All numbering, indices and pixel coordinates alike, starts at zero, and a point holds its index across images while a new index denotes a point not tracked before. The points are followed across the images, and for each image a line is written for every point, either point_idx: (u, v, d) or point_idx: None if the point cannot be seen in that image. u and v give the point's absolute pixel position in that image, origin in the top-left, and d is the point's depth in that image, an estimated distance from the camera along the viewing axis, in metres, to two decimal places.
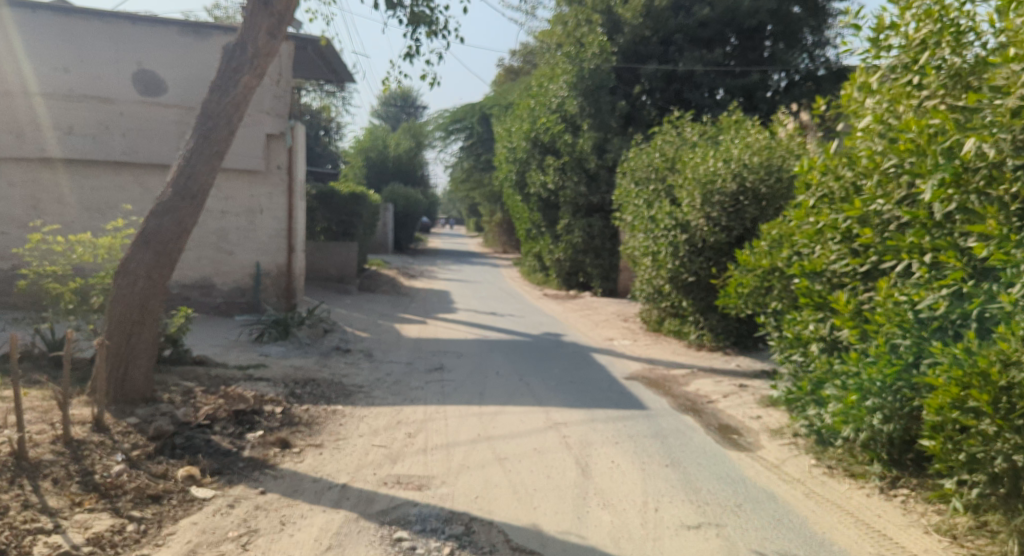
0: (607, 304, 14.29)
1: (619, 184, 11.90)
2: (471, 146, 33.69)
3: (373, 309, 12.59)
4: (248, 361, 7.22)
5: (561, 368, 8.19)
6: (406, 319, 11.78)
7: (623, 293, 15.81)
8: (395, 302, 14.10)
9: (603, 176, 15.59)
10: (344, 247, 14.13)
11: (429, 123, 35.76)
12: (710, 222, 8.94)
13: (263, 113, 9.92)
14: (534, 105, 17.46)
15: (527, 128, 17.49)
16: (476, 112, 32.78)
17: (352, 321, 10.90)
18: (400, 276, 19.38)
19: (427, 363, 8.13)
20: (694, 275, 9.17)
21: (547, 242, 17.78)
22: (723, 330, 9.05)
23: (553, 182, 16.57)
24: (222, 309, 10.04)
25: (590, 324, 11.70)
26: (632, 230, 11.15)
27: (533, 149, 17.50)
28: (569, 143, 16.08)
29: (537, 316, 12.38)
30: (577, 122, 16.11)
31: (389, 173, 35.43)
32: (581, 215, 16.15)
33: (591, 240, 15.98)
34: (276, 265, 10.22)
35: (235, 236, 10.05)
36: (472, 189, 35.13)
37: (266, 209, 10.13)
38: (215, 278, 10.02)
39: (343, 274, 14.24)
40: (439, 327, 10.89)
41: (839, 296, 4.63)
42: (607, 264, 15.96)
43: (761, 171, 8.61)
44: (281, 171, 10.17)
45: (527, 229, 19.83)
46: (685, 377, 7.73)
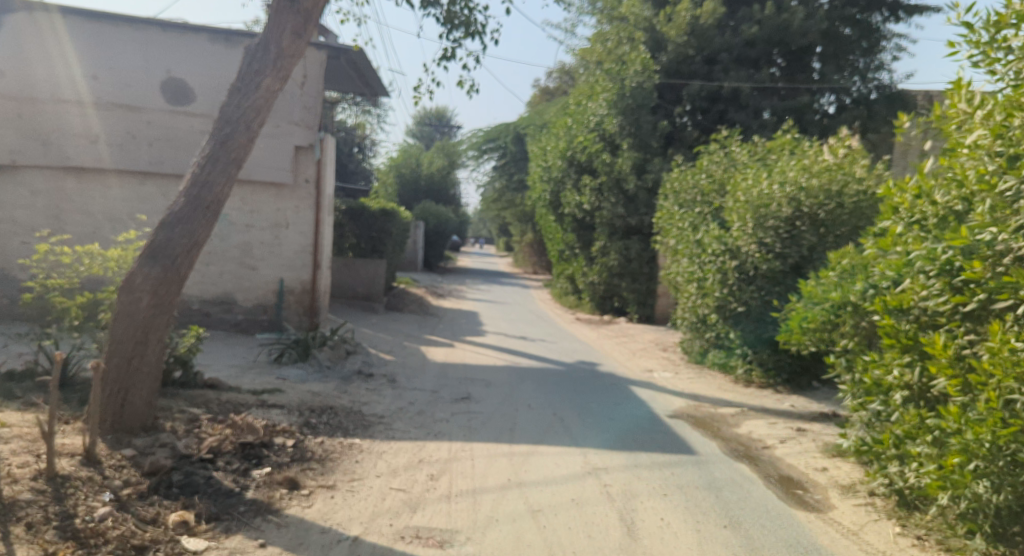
0: (644, 332, 13.62)
1: (662, 207, 11.33)
2: (505, 165, 33.36)
3: (399, 330, 12.11)
4: (263, 385, 6.76)
5: (598, 402, 7.58)
6: (433, 341, 11.28)
7: (660, 320, 15.11)
8: (423, 323, 13.60)
9: (642, 197, 15.00)
10: (372, 265, 13.72)
11: (463, 141, 35.56)
12: (762, 248, 8.32)
13: (292, 125, 9.57)
14: (571, 124, 17.01)
15: (564, 147, 17.01)
16: (510, 131, 32.49)
17: (376, 342, 10.43)
18: (429, 295, 18.95)
19: (454, 392, 7.59)
20: (743, 305, 8.53)
21: (581, 264, 17.20)
22: (774, 365, 8.38)
23: (589, 202, 16.02)
24: (242, 327, 9.65)
25: (627, 353, 11.07)
26: (674, 255, 10.54)
27: (569, 169, 17.00)
28: (607, 162, 15.54)
29: (570, 342, 11.77)
30: (616, 141, 15.59)
31: (421, 191, 35.28)
32: (617, 237, 15.56)
33: (627, 263, 15.36)
34: (300, 282, 9.81)
35: (259, 251, 9.69)
36: (504, 209, 34.75)
37: (292, 223, 9.74)
38: (237, 293, 9.65)
39: (370, 293, 13.82)
40: (468, 352, 10.37)
41: (934, 339, 4.00)
42: (644, 289, 15.31)
43: (820, 195, 7.98)
44: (309, 185, 9.77)
45: (561, 250, 19.27)
46: (735, 417, 7.07)
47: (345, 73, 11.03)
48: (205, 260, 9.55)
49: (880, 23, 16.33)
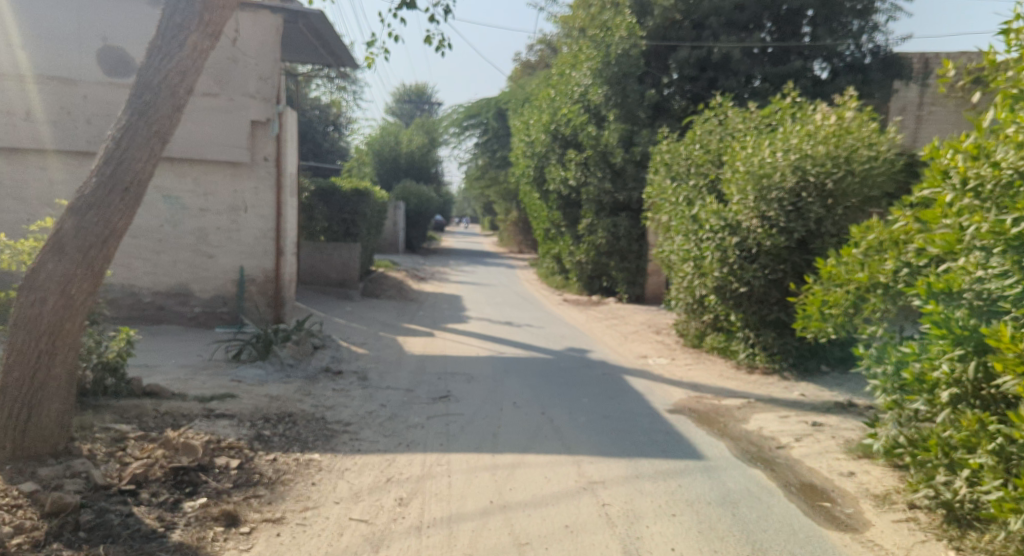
0: (636, 313, 12.95)
1: (652, 180, 10.58)
2: (487, 142, 32.47)
3: (376, 319, 11.35)
4: (213, 389, 6.00)
5: (590, 397, 6.88)
6: (412, 330, 10.53)
7: (651, 299, 14.35)
8: (402, 309, 12.84)
9: (630, 171, 14.24)
10: (346, 249, 12.93)
11: (443, 118, 34.56)
12: (765, 222, 7.61)
13: (247, 97, 8.69)
14: (554, 95, 16.22)
15: (547, 120, 16.18)
16: (492, 107, 31.56)
17: (349, 334, 9.67)
18: (409, 278, 18.20)
19: (431, 389, 6.88)
20: (745, 285, 7.84)
21: (568, 243, 16.46)
22: (780, 350, 7.72)
23: (575, 178, 15.24)
24: (200, 320, 8.87)
25: (619, 337, 10.41)
26: (667, 232, 9.83)
27: (553, 143, 16.19)
28: (593, 135, 14.75)
29: (558, 327, 11.08)
30: (602, 112, 14.79)
31: (401, 170, 34.34)
32: (605, 214, 14.82)
33: (615, 241, 14.63)
34: (262, 270, 9.00)
35: (216, 237, 8.87)
36: (487, 187, 33.86)
37: (250, 206, 8.91)
38: (193, 283, 8.85)
39: (345, 278, 13.04)
40: (448, 341, 9.64)
41: (997, 328, 3.30)
42: (634, 268, 14.60)
43: (828, 162, 7.27)
44: (269, 164, 8.92)
45: (546, 229, 18.51)
46: (741, 411, 6.40)
47: (306, 41, 10.13)
48: (156, 248, 8.72)
49: None
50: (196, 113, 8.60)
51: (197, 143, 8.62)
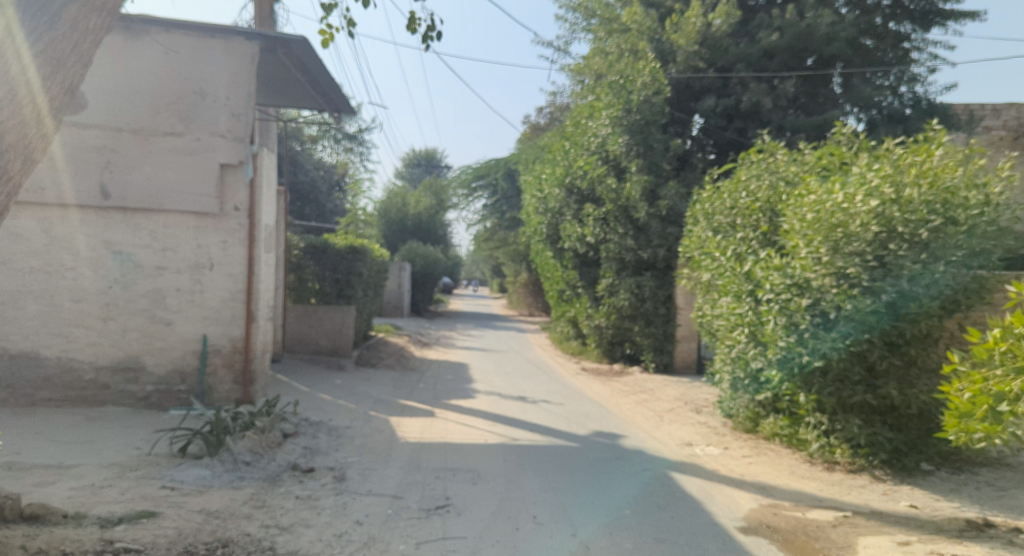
0: (667, 386, 11.33)
1: (689, 233, 9.16)
2: (496, 202, 31.56)
3: (367, 393, 9.81)
4: (127, 505, 4.45)
5: (634, 506, 5.27)
6: (408, 408, 8.97)
7: (680, 368, 12.96)
8: (399, 381, 11.28)
9: (655, 228, 12.86)
10: (338, 312, 11.51)
11: (451, 180, 33.78)
12: (842, 281, 6.17)
13: (216, 137, 7.42)
14: (569, 146, 15.04)
15: (562, 173, 14.89)
16: (501, 167, 30.77)
17: (332, 414, 8.13)
18: (412, 344, 16.71)
19: (424, 496, 5.29)
20: (821, 359, 6.35)
21: (585, 305, 14.97)
22: (868, 443, 6.20)
23: (594, 235, 13.81)
24: (153, 400, 7.39)
25: (653, 417, 8.82)
26: (710, 292, 8.38)
27: (568, 198, 14.85)
28: (613, 188, 13.43)
29: (580, 404, 9.47)
30: (623, 164, 13.50)
31: (408, 232, 33.31)
32: (627, 273, 13.35)
33: (640, 303, 13.12)
34: (228, 339, 7.55)
35: (175, 301, 7.46)
36: (496, 249, 32.67)
37: (217, 264, 7.54)
38: (145, 356, 7.38)
39: (336, 346, 11.58)
40: (450, 423, 8.08)
41: None
42: (661, 333, 13.04)
43: (923, 208, 5.87)
44: (240, 214, 7.57)
45: (561, 291, 17.03)
46: (840, 533, 4.79)
47: (291, 76, 8.92)
48: (103, 314, 7.30)
49: (914, 30, 14.25)
50: (158, 155, 7.31)
51: (156, 191, 7.31)
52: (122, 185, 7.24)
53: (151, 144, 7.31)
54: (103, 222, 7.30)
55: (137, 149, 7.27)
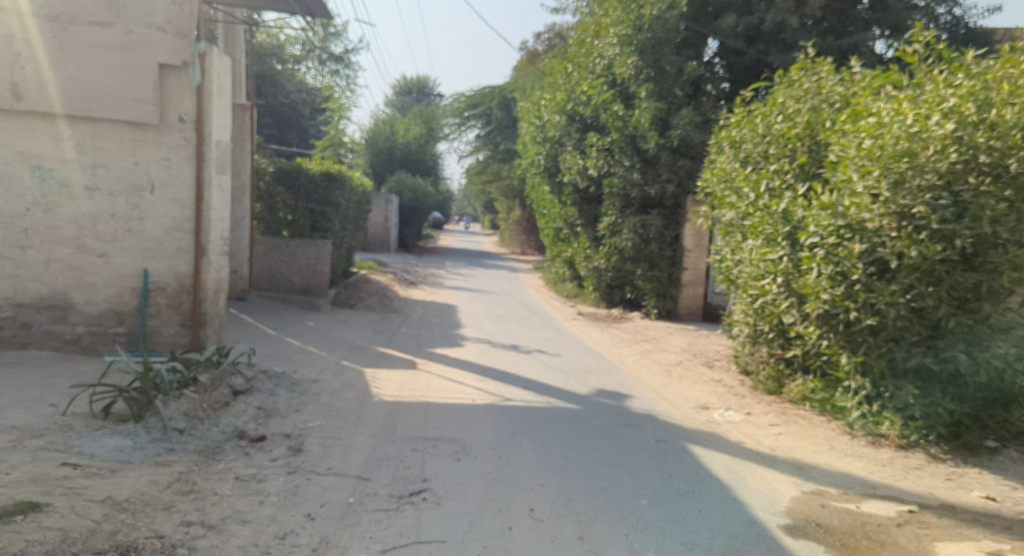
0: (672, 335, 10.37)
1: (711, 165, 7.98)
2: (489, 133, 30.13)
3: (342, 339, 8.80)
4: (6, 493, 3.42)
5: (652, 496, 4.29)
6: (387, 358, 7.96)
7: (684, 315, 12.00)
8: (379, 325, 10.27)
9: (665, 161, 11.66)
10: (312, 247, 10.42)
11: (443, 109, 32.15)
12: (907, 223, 5.07)
13: (153, 30, 6.15)
14: (572, 68, 13.70)
15: (564, 98, 13.59)
16: (496, 95, 29.26)
17: (299, 364, 7.11)
18: (397, 282, 15.66)
19: (398, 478, 4.30)
20: (874, 317, 5.28)
21: (584, 245, 13.89)
22: (925, 415, 5.21)
23: (596, 168, 12.63)
24: (86, 344, 6.32)
25: (662, 373, 7.87)
26: (734, 234, 7.29)
27: (569, 126, 13.59)
28: (619, 115, 12.17)
29: (579, 356, 8.50)
30: (632, 89, 12.24)
31: (396, 162, 31.83)
32: (632, 212, 12.24)
33: (644, 245, 12.06)
34: (174, 276, 6.43)
35: (109, 229, 6.30)
36: (488, 183, 31.33)
37: (159, 185, 6.34)
38: (73, 292, 6.27)
39: (310, 284, 10.53)
40: (433, 378, 7.08)
41: None
42: (666, 278, 12.05)
43: (1015, 131, 4.74)
44: (186, 126, 6.34)
45: (558, 229, 15.93)
46: (910, 537, 3.84)
47: None
48: (22, 242, 6.16)
49: None
50: (82, 49, 6.07)
51: (81, 94, 6.08)
52: (38, 84, 6.03)
53: (74, 36, 6.05)
54: (18, 130, 6.10)
55: (57, 42, 6.02)
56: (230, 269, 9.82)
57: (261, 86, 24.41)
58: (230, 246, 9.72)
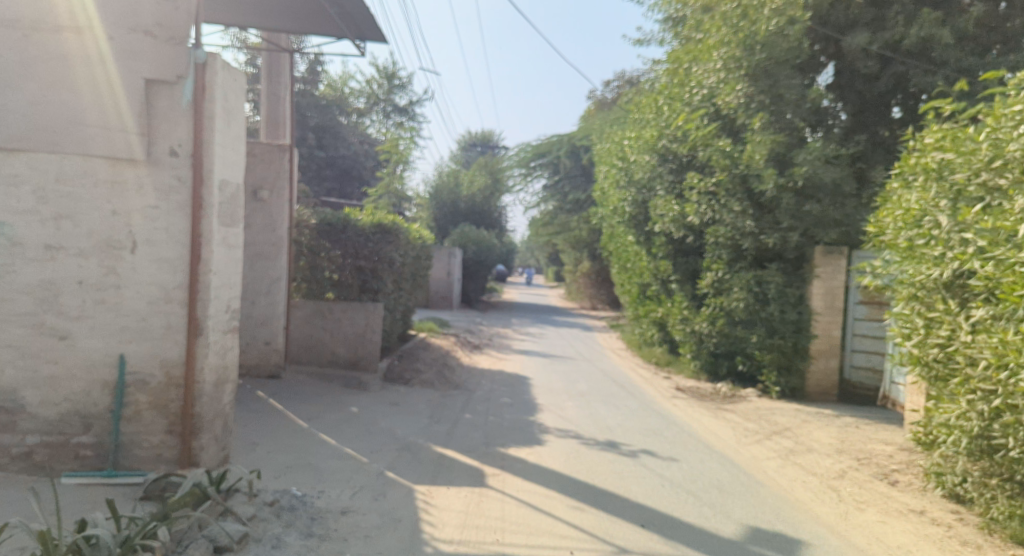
0: (812, 429, 8.09)
1: (891, 205, 5.89)
2: (558, 183, 28.60)
3: (392, 433, 6.90)
4: None
5: None
6: (449, 464, 6.02)
7: (815, 395, 9.87)
8: (439, 409, 8.35)
9: (787, 205, 9.68)
10: (361, 312, 8.86)
11: (508, 159, 30.90)
12: None
13: (138, 36, 4.58)
14: (664, 102, 11.96)
15: (655, 136, 11.75)
16: (565, 144, 27.85)
17: (329, 481, 5.21)
18: (461, 348, 13.88)
19: None
20: None
21: (679, 305, 11.85)
22: None
23: (699, 215, 10.75)
24: (38, 459, 4.58)
25: (826, 493, 5.67)
26: (945, 303, 5.18)
27: (661, 167, 11.69)
28: (727, 152, 10.28)
29: (702, 462, 6.37)
30: (742, 122, 10.38)
31: (461, 215, 30.55)
32: (744, 266, 10.34)
33: (761, 307, 10.13)
34: (160, 364, 4.69)
35: (74, 301, 4.59)
36: (556, 235, 29.66)
37: (142, 242, 4.65)
38: (24, 390, 4.56)
39: (359, 355, 8.87)
40: (511, 502, 5.06)
41: None
42: (790, 348, 9.90)
43: None
44: (180, 162, 4.68)
45: (644, 285, 13.98)
46: None
47: None
48: None
49: None
50: (49, 62, 4.49)
51: (45, 122, 4.49)
52: None
53: (39, 47, 4.49)
54: None
55: (17, 54, 4.46)
56: (263, 340, 8.22)
57: (322, 138, 23.37)
58: (260, 314, 8.21)
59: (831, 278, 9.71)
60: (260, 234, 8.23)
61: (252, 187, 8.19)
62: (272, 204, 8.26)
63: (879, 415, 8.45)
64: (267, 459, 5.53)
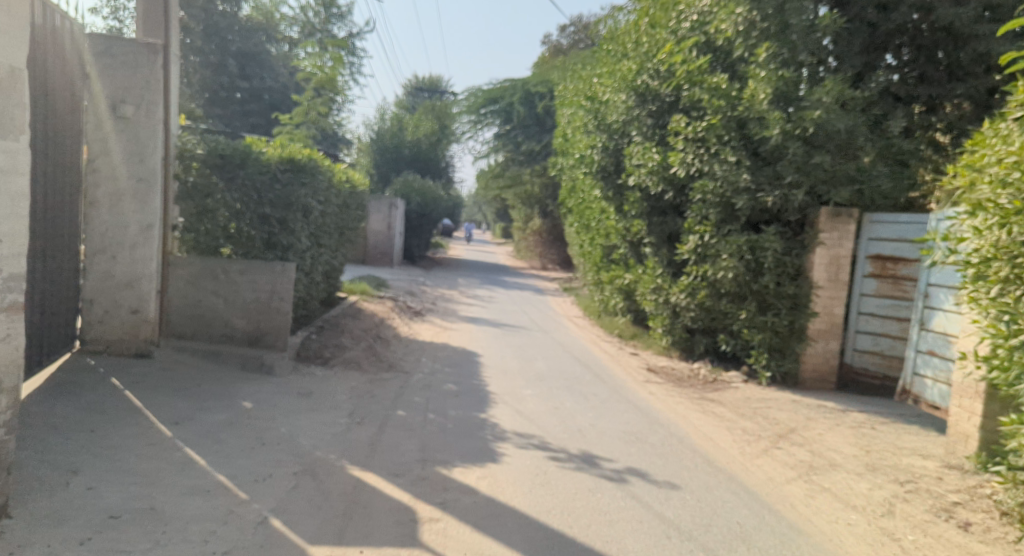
0: (821, 431, 6.63)
1: (993, 153, 4.35)
2: (510, 132, 26.60)
3: (292, 444, 5.06)
4: None
5: None
6: (366, 500, 4.24)
7: (810, 383, 8.43)
8: (362, 402, 6.52)
9: (792, 156, 8.05)
10: (265, 273, 6.90)
11: (457, 105, 28.67)
12: None
13: None
14: (645, 31, 10.25)
15: (634, 70, 10.05)
16: (518, 90, 25.80)
17: (172, 544, 3.36)
18: (398, 313, 12.05)
19: None
20: None
21: (653, 272, 10.29)
22: None
23: (684, 166, 9.07)
24: None
25: (888, 546, 4.14)
26: None
27: (639, 109, 9.97)
28: (721, 90, 8.60)
29: (711, 493, 4.78)
30: (742, 55, 8.70)
31: (404, 163, 28.27)
32: (736, 228, 8.72)
33: (752, 279, 8.61)
34: None
35: None
36: (506, 188, 27.74)
37: None
38: None
39: (261, 328, 6.93)
40: None
41: None
42: (784, 327, 8.45)
43: None
44: None
45: (610, 247, 12.40)
46: None
47: None
48: None
49: None
50: None
51: None
52: None
53: None
54: None
55: None
56: (128, 308, 6.22)
57: (246, 66, 21.11)
58: (125, 272, 6.19)
59: (837, 246, 8.21)
60: (121, 165, 6.16)
61: (110, 100, 6.09)
62: (139, 125, 6.18)
63: (897, 414, 7.05)
64: (84, 501, 3.64)
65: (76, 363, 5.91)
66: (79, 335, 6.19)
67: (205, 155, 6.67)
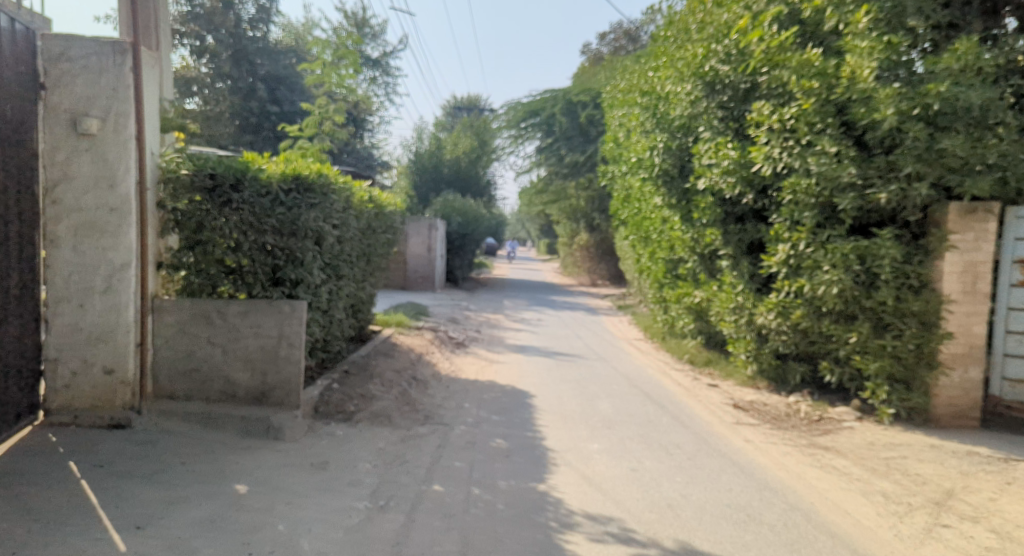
0: (990, 494, 5.02)
1: None
2: (552, 145, 25.34)
3: (292, 552, 3.75)
4: None
5: None
6: None
7: (946, 420, 6.79)
8: (390, 473, 5.20)
9: (911, 142, 6.53)
10: (273, 316, 5.71)
11: (496, 119, 27.58)
12: None
13: None
14: (710, 10, 8.88)
15: (699, 55, 8.72)
16: (559, 100, 24.57)
17: None
18: (439, 346, 10.77)
19: None
20: None
21: (730, 288, 8.81)
22: None
23: (769, 163, 7.58)
24: None
25: None
26: None
27: (708, 100, 8.70)
28: (812, 68, 7.14)
29: None
30: (838, 26, 7.23)
31: (444, 182, 27.23)
32: (840, 234, 7.16)
33: (864, 295, 7.03)
34: None
35: None
36: (551, 203, 26.42)
37: None
38: None
39: (269, 383, 5.73)
40: None
41: None
42: (908, 352, 6.84)
43: None
44: None
45: (675, 261, 10.96)
46: None
47: None
48: None
49: None
50: None
51: None
52: None
53: None
54: None
55: None
56: (102, 368, 5.04)
57: (276, 90, 20.31)
58: (96, 324, 5.02)
59: (974, 250, 6.62)
60: (87, 193, 4.97)
61: (71, 114, 4.94)
62: (107, 142, 5.00)
63: None
64: None
65: (35, 439, 4.74)
66: (43, 404, 5.03)
67: (192, 175, 5.47)
